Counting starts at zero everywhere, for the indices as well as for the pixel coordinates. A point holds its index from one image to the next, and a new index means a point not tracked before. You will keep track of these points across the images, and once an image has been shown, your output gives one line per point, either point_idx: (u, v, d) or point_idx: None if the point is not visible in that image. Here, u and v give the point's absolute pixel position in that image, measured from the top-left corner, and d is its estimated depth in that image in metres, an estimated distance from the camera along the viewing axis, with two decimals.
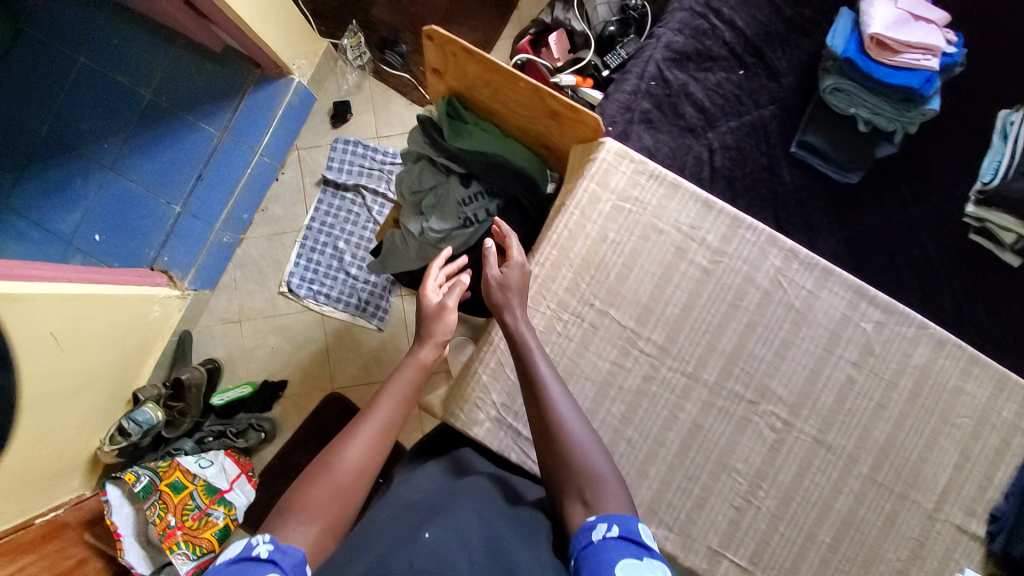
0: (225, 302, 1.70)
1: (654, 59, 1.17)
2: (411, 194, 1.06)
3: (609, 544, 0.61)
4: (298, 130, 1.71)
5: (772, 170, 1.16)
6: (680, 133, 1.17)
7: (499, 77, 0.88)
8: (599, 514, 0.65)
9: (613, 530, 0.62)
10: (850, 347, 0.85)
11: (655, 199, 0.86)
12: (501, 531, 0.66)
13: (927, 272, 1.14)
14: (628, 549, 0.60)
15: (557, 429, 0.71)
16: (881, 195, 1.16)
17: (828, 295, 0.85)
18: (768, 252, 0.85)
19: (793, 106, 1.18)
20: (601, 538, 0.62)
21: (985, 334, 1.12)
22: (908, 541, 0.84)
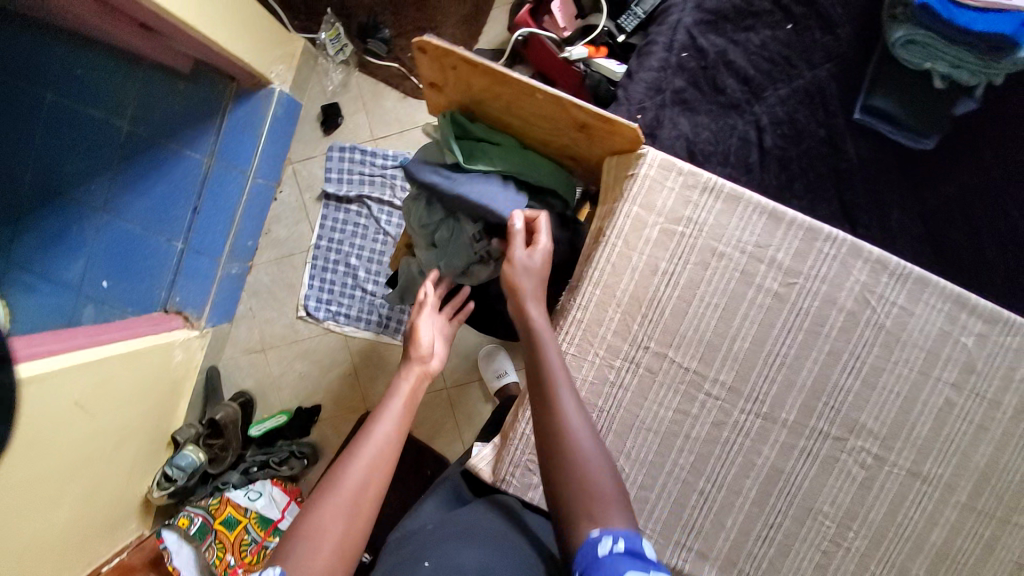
0: (246, 331, 1.66)
1: (684, 24, 0.99)
2: (422, 226, 0.95)
3: (615, 560, 0.54)
4: (288, 141, 1.57)
5: (833, 144, 1.00)
6: (721, 112, 1.00)
7: (510, 89, 0.74)
8: (604, 526, 0.58)
9: (618, 544, 0.55)
10: (949, 367, 0.74)
11: (712, 216, 0.73)
12: None
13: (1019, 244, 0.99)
14: (634, 564, 0.54)
15: (560, 426, 0.65)
16: (963, 158, 1.00)
17: (923, 310, 0.74)
18: (851, 266, 0.73)
19: (851, 63, 0.99)
20: (607, 553, 0.55)
21: None
22: (1010, 567, 0.78)
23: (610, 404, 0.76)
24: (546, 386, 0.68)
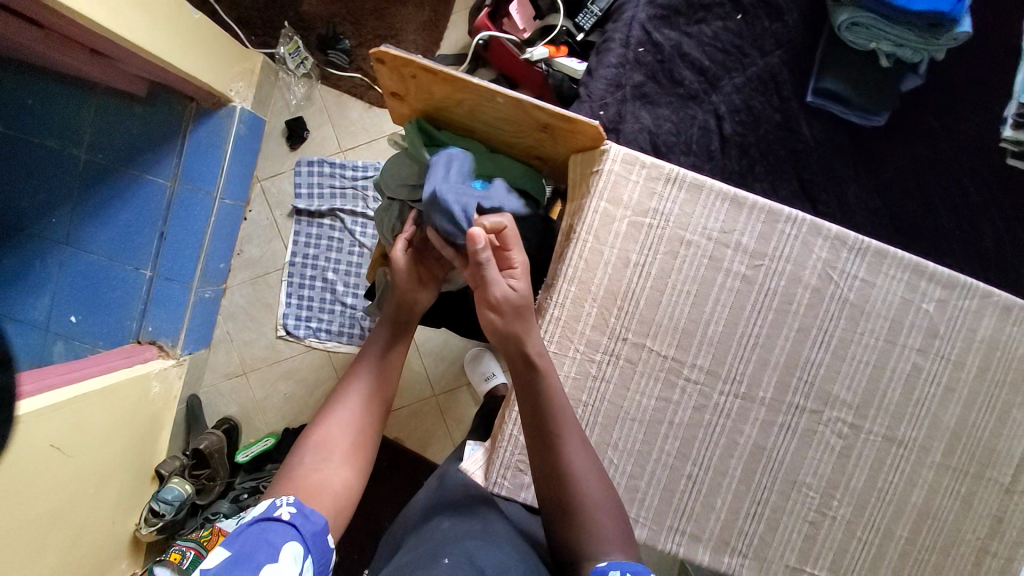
0: (225, 356, 1.62)
1: (638, 20, 1.01)
2: (394, 237, 0.94)
3: None
4: (254, 159, 1.54)
5: (790, 127, 1.03)
6: (681, 104, 1.03)
7: (472, 94, 0.74)
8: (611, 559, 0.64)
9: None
10: (913, 334, 0.78)
11: (677, 207, 0.75)
12: None
13: (969, 211, 1.05)
14: None
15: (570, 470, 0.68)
16: (911, 133, 1.04)
17: (883, 281, 0.77)
18: (812, 244, 0.76)
19: (802, 48, 1.02)
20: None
21: None
22: (986, 518, 0.83)
23: (593, 398, 0.78)
24: (555, 432, 0.69)
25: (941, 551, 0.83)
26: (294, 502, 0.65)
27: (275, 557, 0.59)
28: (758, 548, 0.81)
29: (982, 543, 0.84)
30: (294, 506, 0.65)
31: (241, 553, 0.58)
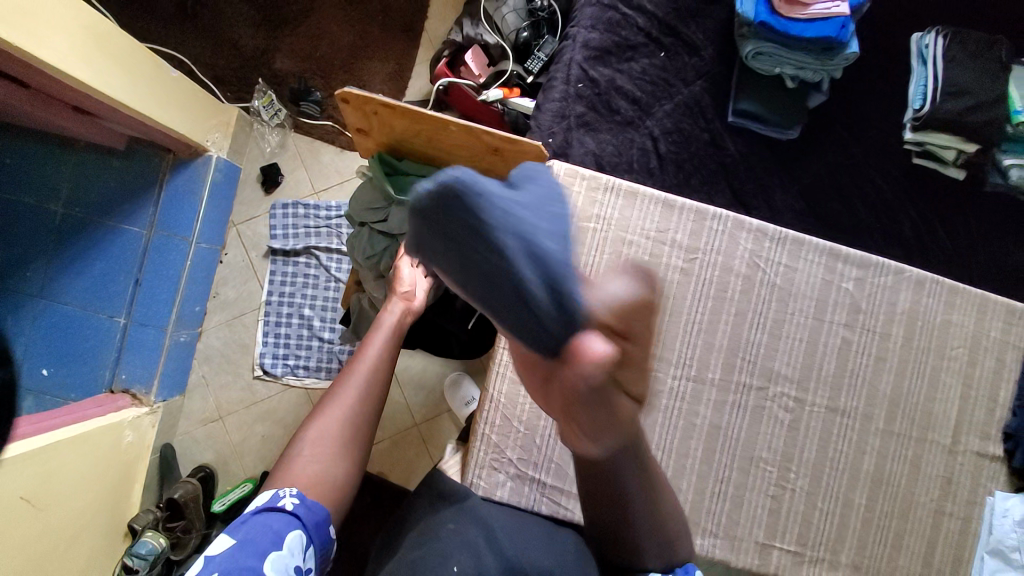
0: (200, 401, 1.61)
1: (575, 61, 1.15)
2: (366, 261, 1.00)
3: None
4: (230, 205, 1.61)
5: (717, 143, 1.17)
6: (620, 129, 1.16)
7: (427, 125, 0.84)
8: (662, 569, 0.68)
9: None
10: (838, 310, 0.86)
11: (617, 212, 0.85)
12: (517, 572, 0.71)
13: (881, 206, 1.20)
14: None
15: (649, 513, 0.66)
16: (823, 143, 1.19)
17: (804, 265, 0.86)
18: (738, 236, 0.86)
19: (719, 77, 1.18)
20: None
21: (946, 253, 1.20)
22: (936, 480, 0.89)
23: None
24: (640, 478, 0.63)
25: (900, 516, 0.88)
26: (296, 496, 0.71)
27: (279, 545, 0.66)
28: (727, 527, 0.85)
29: (936, 505, 0.89)
30: (296, 498, 0.71)
31: (245, 541, 0.66)
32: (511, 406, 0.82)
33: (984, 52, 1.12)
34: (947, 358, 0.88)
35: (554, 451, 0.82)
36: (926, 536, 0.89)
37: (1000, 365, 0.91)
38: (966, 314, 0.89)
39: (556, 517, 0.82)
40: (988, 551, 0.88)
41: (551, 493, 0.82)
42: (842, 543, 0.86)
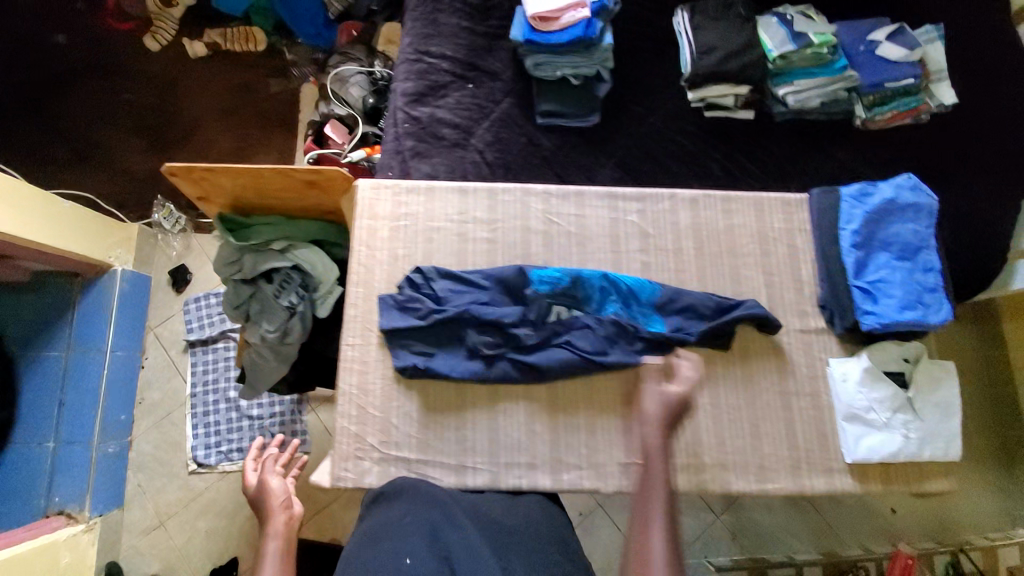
0: (140, 510, 1.60)
1: (399, 107, 1.37)
2: (235, 310, 1.10)
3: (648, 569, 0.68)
4: (145, 311, 1.72)
5: (532, 142, 1.37)
6: (449, 151, 1.34)
7: (247, 176, 0.99)
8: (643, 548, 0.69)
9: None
10: (631, 241, 0.99)
11: (422, 207, 0.99)
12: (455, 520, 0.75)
13: (688, 157, 1.39)
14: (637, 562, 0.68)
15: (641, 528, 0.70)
16: (622, 121, 1.40)
17: (591, 211, 1.00)
18: (528, 202, 1.00)
19: (521, 91, 1.40)
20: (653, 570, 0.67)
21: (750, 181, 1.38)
22: (769, 363, 0.94)
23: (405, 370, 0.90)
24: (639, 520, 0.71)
25: (749, 405, 0.92)
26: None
27: None
28: (590, 457, 0.89)
29: (780, 386, 0.93)
30: None
31: None
32: (363, 393, 0.89)
33: (723, 14, 1.37)
34: (741, 255, 1.00)
35: (411, 427, 0.88)
36: (782, 419, 0.92)
37: (794, 249, 1.00)
38: (746, 215, 1.02)
39: None
40: (846, 417, 0.91)
41: (417, 466, 0.87)
42: (702, 445, 0.90)
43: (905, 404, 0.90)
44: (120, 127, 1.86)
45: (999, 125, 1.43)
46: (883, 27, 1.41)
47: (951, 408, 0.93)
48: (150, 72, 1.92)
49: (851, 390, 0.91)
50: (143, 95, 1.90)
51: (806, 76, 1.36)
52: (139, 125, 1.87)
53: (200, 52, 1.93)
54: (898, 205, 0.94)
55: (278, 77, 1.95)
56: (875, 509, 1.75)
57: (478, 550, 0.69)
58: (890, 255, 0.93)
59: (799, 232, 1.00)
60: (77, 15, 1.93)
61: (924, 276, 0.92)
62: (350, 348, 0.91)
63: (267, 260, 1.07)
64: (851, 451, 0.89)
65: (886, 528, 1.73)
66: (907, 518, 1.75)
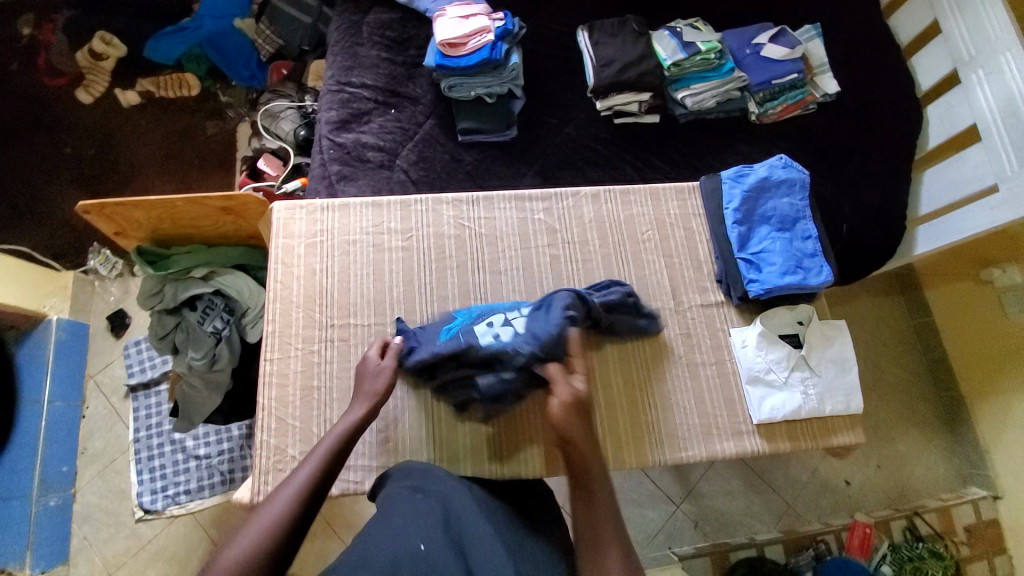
0: (87, 565, 1.51)
1: (325, 134, 1.42)
2: (161, 341, 1.11)
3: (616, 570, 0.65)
4: (84, 360, 1.67)
5: (455, 158, 1.44)
6: (375, 172, 1.40)
7: (161, 207, 1.03)
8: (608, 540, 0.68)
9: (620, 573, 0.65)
10: (539, 237, 1.05)
11: (336, 222, 1.02)
12: (462, 505, 0.74)
13: (602, 161, 1.48)
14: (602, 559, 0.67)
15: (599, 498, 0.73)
16: (539, 132, 1.49)
17: (500, 212, 1.06)
18: (440, 209, 1.05)
19: (442, 111, 1.48)
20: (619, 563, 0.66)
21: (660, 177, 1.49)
22: (676, 337, 1.00)
23: (325, 379, 0.93)
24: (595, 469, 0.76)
25: (659, 380, 0.97)
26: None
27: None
28: (507, 447, 0.96)
29: (685, 359, 0.99)
30: None
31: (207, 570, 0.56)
32: (282, 407, 0.90)
33: (619, 30, 1.50)
34: (642, 241, 1.07)
35: None
36: (691, 389, 0.97)
37: (690, 231, 1.08)
38: (644, 203, 1.10)
39: (348, 493, 0.92)
40: (748, 380, 0.97)
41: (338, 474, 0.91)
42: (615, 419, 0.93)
43: (800, 362, 0.96)
44: (59, 177, 1.87)
45: (888, 104, 1.53)
46: (767, 31, 1.51)
47: (847, 363, 0.98)
48: (87, 122, 1.94)
49: (751, 354, 0.97)
50: (81, 144, 1.91)
51: (701, 79, 1.47)
52: (78, 174, 1.88)
53: (134, 100, 1.96)
54: (772, 181, 1.03)
55: (217, 118, 1.99)
56: (831, 485, 1.74)
57: (488, 540, 0.69)
58: (770, 227, 1.01)
59: (692, 215, 1.09)
60: (8, 73, 1.94)
61: (803, 243, 1.00)
62: (269, 364, 0.93)
63: (189, 287, 1.09)
64: (756, 412, 0.95)
65: (843, 500, 1.72)
66: (864, 490, 1.74)
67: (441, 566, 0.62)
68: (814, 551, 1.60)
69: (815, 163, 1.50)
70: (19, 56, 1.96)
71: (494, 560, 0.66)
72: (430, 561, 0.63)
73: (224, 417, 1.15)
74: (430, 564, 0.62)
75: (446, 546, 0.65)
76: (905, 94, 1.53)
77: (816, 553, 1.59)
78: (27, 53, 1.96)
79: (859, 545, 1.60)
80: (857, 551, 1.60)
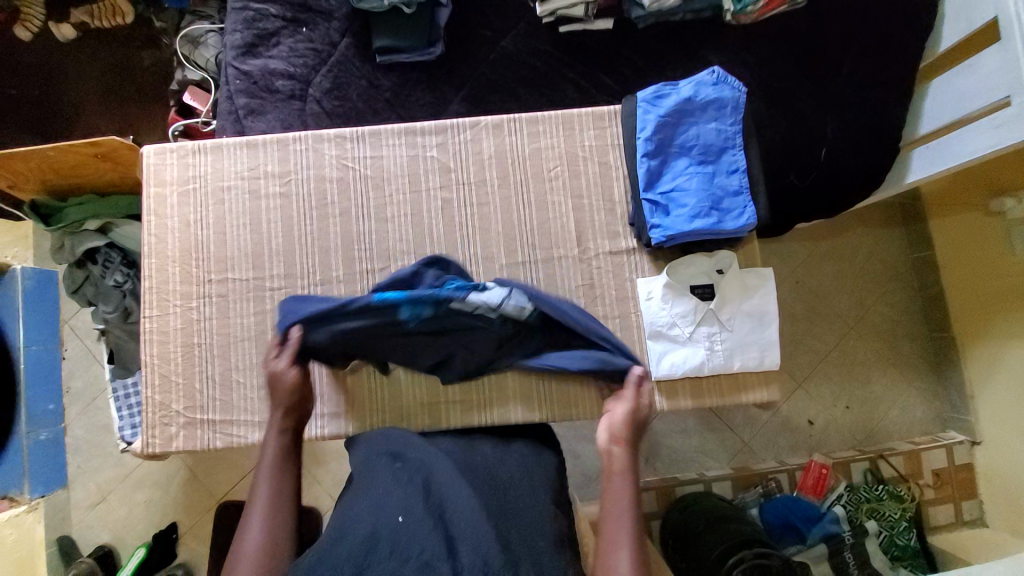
0: (83, 490, 1.68)
1: (229, 62, 1.28)
2: (74, 295, 1.11)
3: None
4: (56, 305, 1.73)
5: (373, 84, 1.29)
6: (286, 105, 1.27)
7: (34, 158, 0.98)
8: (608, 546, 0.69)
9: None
10: (431, 177, 0.95)
11: (209, 167, 0.94)
12: (439, 469, 0.74)
13: (541, 81, 1.30)
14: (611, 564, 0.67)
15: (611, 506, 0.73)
16: (468, 48, 1.30)
17: (388, 150, 0.95)
18: (321, 148, 0.95)
19: (359, 28, 1.30)
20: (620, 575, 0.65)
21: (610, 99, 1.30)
22: (578, 289, 0.92)
23: (205, 336, 0.91)
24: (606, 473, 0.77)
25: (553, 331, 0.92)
26: None
27: None
28: (392, 400, 0.93)
29: (586, 313, 0.91)
30: None
31: None
32: (164, 363, 0.90)
33: None
34: (548, 179, 0.95)
35: (214, 390, 0.89)
36: None
37: (606, 167, 0.95)
38: (555, 134, 0.96)
39: (232, 447, 0.89)
40: (650, 336, 0.89)
41: (222, 427, 0.89)
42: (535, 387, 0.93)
43: (708, 316, 0.88)
44: (5, 123, 1.82)
45: None
46: None
47: (767, 317, 0.89)
48: (21, 60, 1.84)
49: (655, 307, 0.89)
50: (20, 85, 1.84)
51: None
52: (23, 118, 1.83)
53: (70, 35, 1.84)
54: (698, 103, 0.87)
55: (151, 47, 1.85)
56: (793, 425, 1.68)
57: (467, 504, 0.68)
58: (690, 160, 0.87)
59: (609, 148, 0.95)
60: None
61: (726, 179, 0.87)
62: (149, 321, 0.91)
63: (84, 241, 1.07)
64: (655, 368, 0.88)
65: (805, 439, 1.68)
66: (828, 431, 1.68)
67: (417, 537, 0.64)
68: (763, 488, 1.59)
69: (799, 74, 1.26)
70: None
71: (473, 524, 0.65)
72: (406, 533, 0.64)
73: None
74: (405, 536, 0.64)
75: (425, 517, 0.66)
76: None
77: (765, 491, 1.59)
78: None
79: (812, 485, 1.58)
80: (809, 491, 1.58)
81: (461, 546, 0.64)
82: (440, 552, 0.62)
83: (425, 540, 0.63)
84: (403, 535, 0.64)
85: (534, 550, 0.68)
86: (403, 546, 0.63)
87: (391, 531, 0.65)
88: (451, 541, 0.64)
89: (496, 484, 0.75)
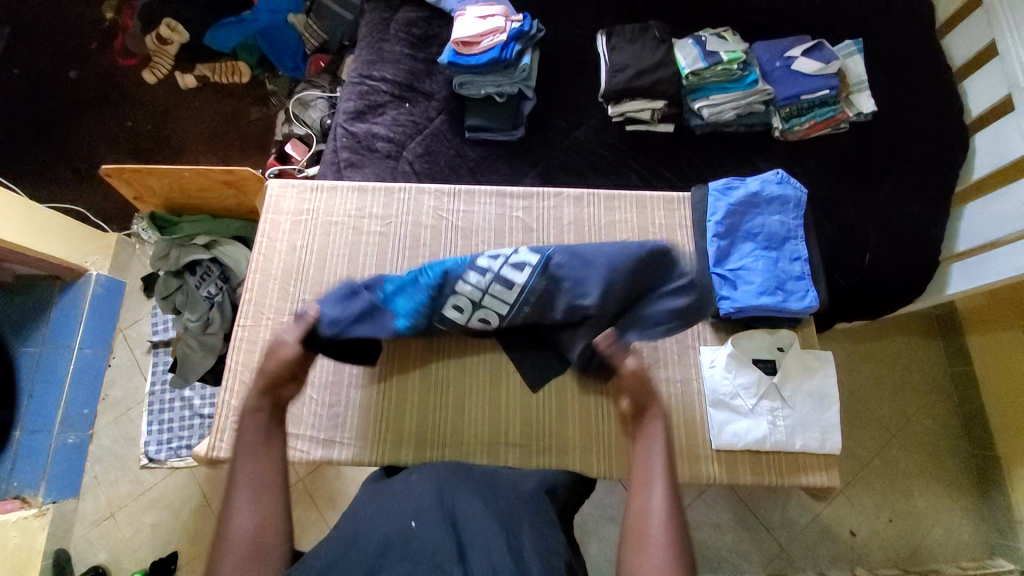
0: (93, 503, 1.63)
1: (340, 123, 1.48)
2: (163, 301, 1.19)
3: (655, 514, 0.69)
4: (117, 313, 1.81)
5: (460, 153, 1.47)
6: (382, 163, 1.45)
7: (172, 177, 1.13)
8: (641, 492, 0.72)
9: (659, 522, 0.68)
10: (515, 235, 1.09)
11: (323, 203, 1.10)
12: (458, 490, 0.75)
13: (607, 166, 1.46)
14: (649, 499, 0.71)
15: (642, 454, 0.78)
16: (546, 133, 1.49)
17: (480, 206, 1.10)
18: (422, 199, 1.11)
19: (455, 109, 1.51)
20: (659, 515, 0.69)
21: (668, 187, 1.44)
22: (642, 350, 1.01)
23: None
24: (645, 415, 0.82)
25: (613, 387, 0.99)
26: None
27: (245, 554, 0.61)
28: (452, 435, 1.00)
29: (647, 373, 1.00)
30: None
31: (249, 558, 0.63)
32: (247, 371, 1.00)
33: (640, 36, 1.44)
34: None
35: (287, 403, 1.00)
36: None
37: (673, 242, 1.08)
38: (628, 210, 1.10)
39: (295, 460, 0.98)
40: (712, 404, 0.97)
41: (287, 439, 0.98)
42: (591, 441, 1.01)
43: (771, 391, 0.96)
44: (118, 149, 2.06)
45: (926, 129, 1.41)
46: (800, 44, 1.41)
47: (826, 399, 0.97)
48: (147, 100, 2.13)
49: (718, 376, 0.98)
50: (140, 119, 2.10)
51: (720, 90, 1.39)
52: (135, 147, 2.07)
53: (190, 83, 2.13)
54: (763, 198, 1.02)
55: (260, 104, 2.14)
56: (833, 533, 1.59)
57: (484, 525, 0.69)
58: (756, 245, 1.01)
59: (677, 227, 1.09)
60: (91, 55, 2.16)
61: (790, 265, 0.99)
62: (242, 329, 1.02)
63: (190, 253, 1.19)
64: (716, 438, 0.95)
65: (846, 553, 1.57)
66: (871, 545, 1.58)
67: (430, 542, 0.65)
68: None
69: (841, 186, 1.40)
70: (102, 38, 2.18)
71: (486, 534, 0.68)
72: (419, 537, 0.66)
73: (217, 378, 1.20)
74: (418, 540, 0.65)
75: (440, 526, 0.67)
76: (949, 121, 1.40)
77: None
78: (109, 38, 2.18)
79: None
80: None
81: (471, 553, 0.65)
82: (452, 557, 0.64)
83: (440, 546, 0.65)
84: (419, 540, 0.65)
85: (550, 565, 0.67)
86: (418, 550, 0.64)
87: (406, 536, 0.66)
88: (462, 549, 0.66)
89: (506, 501, 0.75)
